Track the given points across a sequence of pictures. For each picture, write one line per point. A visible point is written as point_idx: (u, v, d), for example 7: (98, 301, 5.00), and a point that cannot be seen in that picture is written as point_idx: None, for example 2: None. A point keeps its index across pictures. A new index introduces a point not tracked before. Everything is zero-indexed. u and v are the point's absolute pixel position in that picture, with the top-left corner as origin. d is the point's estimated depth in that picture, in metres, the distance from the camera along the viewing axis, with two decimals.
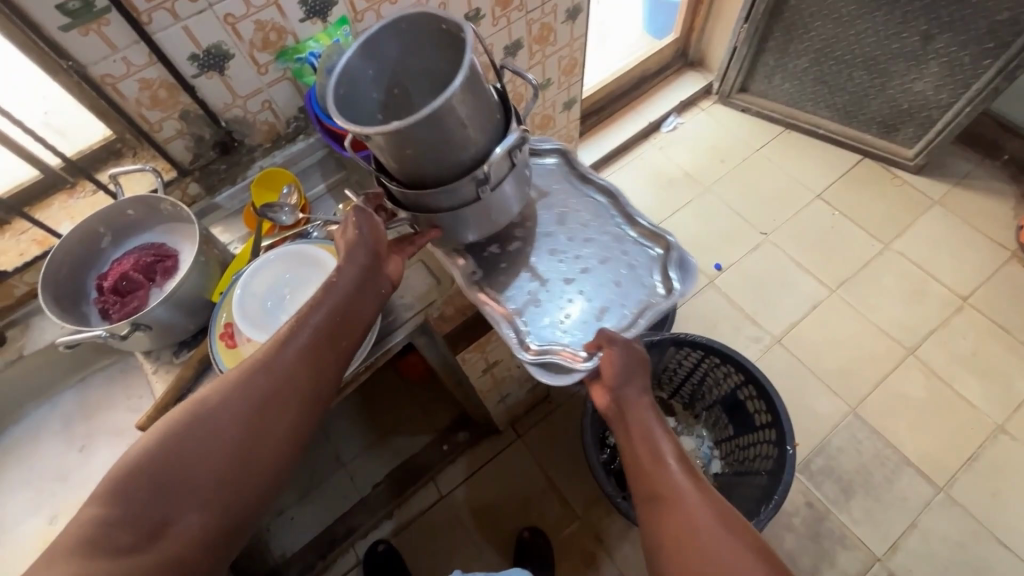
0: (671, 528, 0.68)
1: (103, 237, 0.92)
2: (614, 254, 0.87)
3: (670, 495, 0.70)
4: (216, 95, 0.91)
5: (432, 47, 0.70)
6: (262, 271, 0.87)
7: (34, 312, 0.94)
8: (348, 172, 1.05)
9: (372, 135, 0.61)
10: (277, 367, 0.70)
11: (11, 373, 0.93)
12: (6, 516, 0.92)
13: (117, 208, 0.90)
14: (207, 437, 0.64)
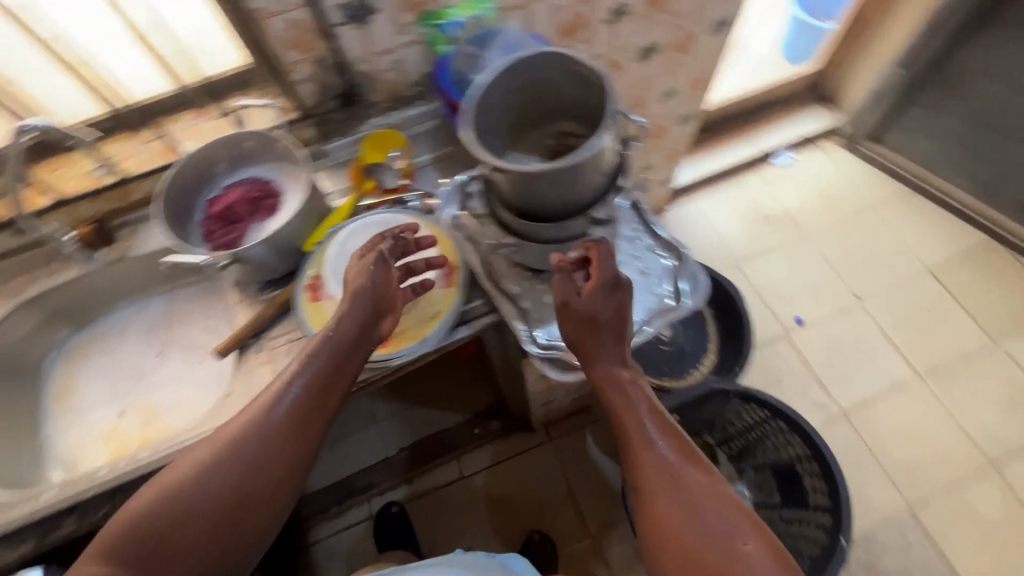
0: (673, 531, 0.62)
1: (218, 164, 0.94)
2: (627, 259, 0.83)
3: (666, 490, 0.64)
4: (353, 47, 0.91)
5: (559, 83, 0.75)
6: (358, 232, 0.89)
7: (144, 218, 0.99)
8: (457, 148, 1.04)
9: (507, 173, 0.67)
10: (268, 417, 0.69)
11: (112, 271, 0.98)
12: (81, 399, 0.98)
13: (236, 138, 0.92)
14: (192, 492, 0.64)
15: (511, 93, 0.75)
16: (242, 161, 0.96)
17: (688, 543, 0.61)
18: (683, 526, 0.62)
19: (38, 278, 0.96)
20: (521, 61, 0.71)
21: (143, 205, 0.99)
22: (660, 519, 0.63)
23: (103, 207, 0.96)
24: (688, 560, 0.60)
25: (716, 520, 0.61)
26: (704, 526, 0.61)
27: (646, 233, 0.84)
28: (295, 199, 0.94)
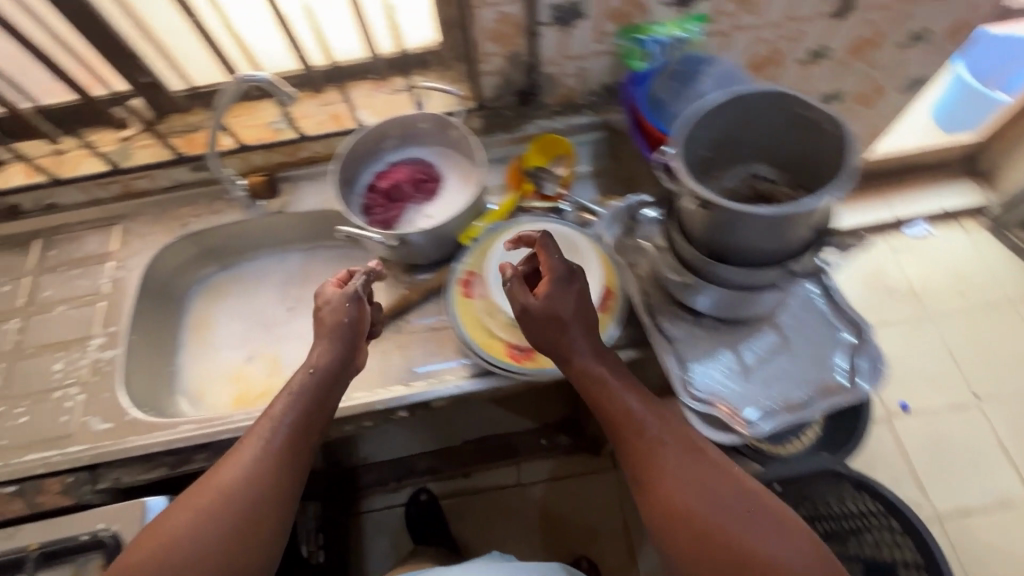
0: (693, 531, 0.60)
1: (387, 140, 0.94)
2: (799, 324, 0.76)
3: (677, 483, 0.62)
4: (549, 48, 0.89)
5: (774, 124, 0.69)
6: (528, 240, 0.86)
7: (305, 177, 1.01)
8: (618, 166, 1.01)
9: (713, 208, 0.61)
10: (255, 450, 0.68)
11: (266, 222, 1.01)
12: (213, 337, 1.01)
13: (412, 119, 0.91)
14: (181, 530, 0.61)
15: (719, 127, 0.69)
16: (410, 140, 0.95)
17: (710, 536, 0.59)
18: (705, 521, 0.60)
19: (202, 215, 1.00)
20: (744, 95, 0.65)
21: (306, 163, 1.02)
22: (681, 517, 0.61)
23: (273, 160, 1.00)
24: (719, 556, 0.58)
25: (731, 507, 0.61)
26: (725, 516, 0.60)
27: (821, 300, 0.78)
28: (457, 190, 0.93)
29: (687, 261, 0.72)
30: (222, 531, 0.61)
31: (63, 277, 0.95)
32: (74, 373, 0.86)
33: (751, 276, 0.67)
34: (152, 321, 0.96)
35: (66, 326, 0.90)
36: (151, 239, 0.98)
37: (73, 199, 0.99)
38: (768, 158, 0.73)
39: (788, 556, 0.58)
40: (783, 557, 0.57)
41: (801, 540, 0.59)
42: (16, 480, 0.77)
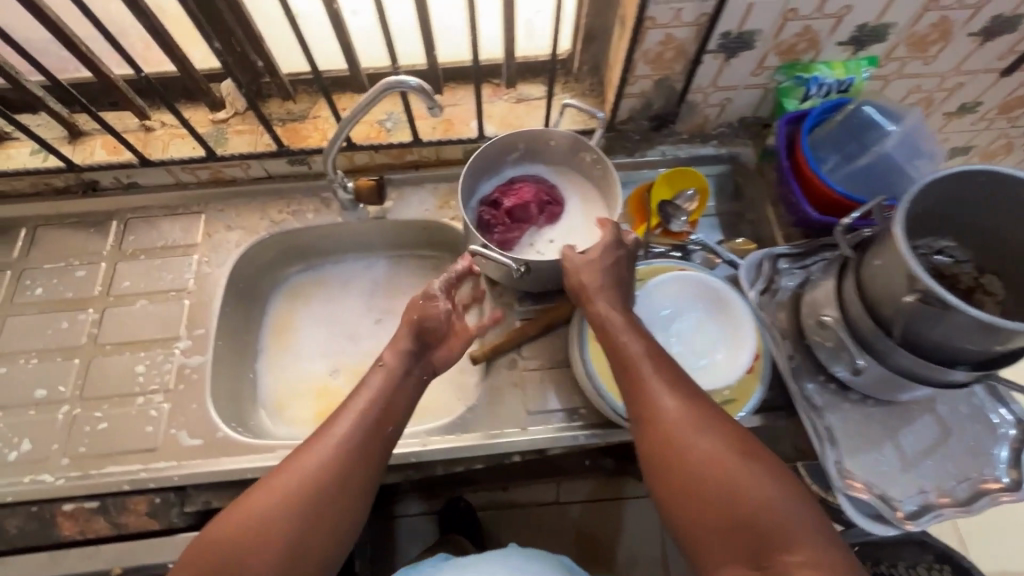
0: (688, 475, 0.56)
1: (514, 153, 0.87)
2: (957, 414, 0.72)
3: (670, 422, 0.58)
4: (703, 75, 0.81)
5: (987, 205, 0.64)
6: (681, 288, 0.77)
7: (409, 181, 0.93)
8: (745, 207, 0.94)
9: (935, 302, 0.57)
10: (333, 442, 0.59)
11: (362, 226, 0.94)
12: (295, 344, 0.94)
13: (547, 135, 0.83)
14: (253, 517, 0.53)
15: (929, 198, 0.65)
16: (537, 156, 0.87)
17: (701, 477, 0.55)
18: (696, 463, 0.56)
19: (294, 211, 0.92)
20: (976, 171, 0.61)
21: (410, 167, 0.94)
22: (673, 459, 0.57)
23: (377, 160, 0.92)
24: (708, 500, 0.54)
25: (723, 448, 0.56)
26: (717, 460, 0.55)
27: (983, 389, 0.74)
28: (583, 218, 0.85)
29: (864, 335, 0.67)
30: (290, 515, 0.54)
31: (143, 266, 0.87)
32: (158, 378, 0.79)
33: (940, 371, 0.62)
34: (234, 322, 0.89)
35: (148, 323, 0.83)
36: (239, 233, 0.91)
37: (156, 181, 0.91)
38: (959, 235, 0.69)
39: (782, 508, 0.52)
40: (777, 509, 0.52)
41: (797, 495, 0.53)
42: (99, 495, 0.70)
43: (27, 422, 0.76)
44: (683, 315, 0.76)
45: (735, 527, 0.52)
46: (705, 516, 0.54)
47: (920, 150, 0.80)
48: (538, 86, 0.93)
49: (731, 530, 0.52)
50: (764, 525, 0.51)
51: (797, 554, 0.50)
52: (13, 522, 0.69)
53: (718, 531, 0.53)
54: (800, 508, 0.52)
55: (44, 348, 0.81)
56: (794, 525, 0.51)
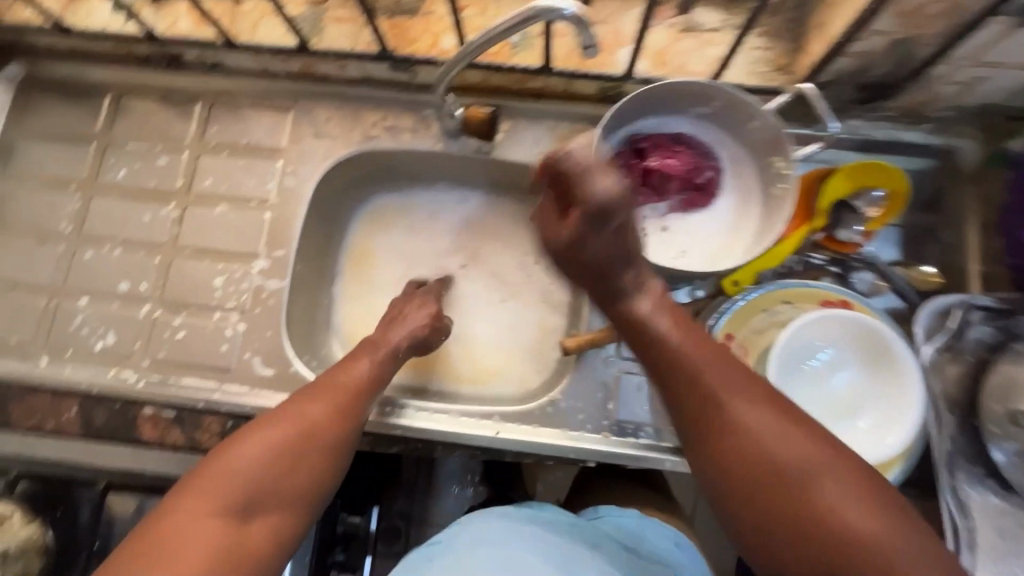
0: (748, 481, 0.45)
1: (703, 107, 0.69)
2: None
3: (713, 407, 0.47)
4: (964, 47, 0.58)
5: None
6: (839, 330, 0.61)
7: (525, 114, 0.77)
8: (942, 224, 0.73)
9: None
10: (325, 394, 0.59)
11: (464, 158, 0.80)
12: (374, 274, 0.87)
13: (752, 109, 0.65)
14: (270, 446, 0.53)
15: None
16: (721, 125, 0.70)
17: (767, 479, 0.44)
18: (760, 466, 0.44)
19: (390, 126, 0.80)
20: None
21: (531, 96, 0.77)
22: (732, 460, 0.45)
23: (491, 80, 0.76)
24: (776, 510, 0.43)
25: (787, 440, 0.45)
26: (780, 454, 0.44)
27: None
28: (719, 227, 0.70)
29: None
30: (277, 448, 0.53)
31: (226, 164, 0.80)
32: (236, 296, 0.75)
33: None
34: (316, 243, 0.82)
35: (230, 232, 0.77)
36: (327, 144, 0.80)
37: (245, 65, 0.80)
38: None
39: (868, 517, 0.42)
40: (849, 491, 0.43)
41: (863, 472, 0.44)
42: (176, 406, 0.71)
43: (112, 314, 0.75)
44: (837, 367, 0.62)
45: (812, 545, 0.42)
46: (780, 532, 0.43)
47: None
48: (714, 15, 0.71)
49: (810, 551, 0.42)
50: (851, 542, 0.41)
51: (883, 541, 0.41)
52: (99, 414, 0.71)
53: (797, 549, 0.43)
54: (886, 505, 0.42)
55: (127, 240, 0.78)
56: (889, 543, 0.41)
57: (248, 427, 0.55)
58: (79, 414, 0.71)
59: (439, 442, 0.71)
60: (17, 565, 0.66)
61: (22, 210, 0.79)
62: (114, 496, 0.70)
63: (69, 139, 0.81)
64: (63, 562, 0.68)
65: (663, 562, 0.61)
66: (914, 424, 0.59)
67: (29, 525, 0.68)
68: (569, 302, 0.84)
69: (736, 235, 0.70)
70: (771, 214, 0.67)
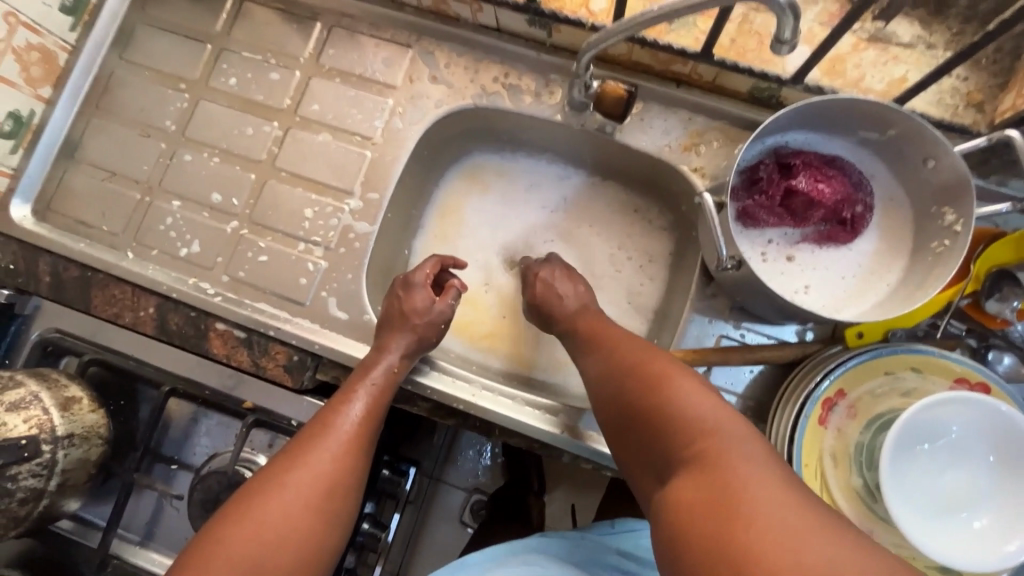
0: (617, 393, 0.53)
1: (873, 132, 0.61)
2: None
3: (596, 354, 0.59)
4: None
5: None
6: (969, 417, 0.54)
7: (660, 100, 0.70)
8: None
9: None
10: (323, 435, 0.57)
11: (581, 134, 0.75)
12: (458, 235, 0.83)
13: (936, 150, 0.56)
14: (284, 504, 0.52)
15: None
16: (887, 157, 0.62)
17: (629, 385, 0.52)
18: (627, 381, 0.52)
19: (510, 86, 0.74)
20: None
21: (670, 80, 0.70)
22: (611, 381, 0.54)
23: (635, 56, 0.68)
24: (634, 417, 0.50)
25: (643, 367, 0.52)
26: (647, 369, 0.52)
27: None
28: (852, 270, 0.63)
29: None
30: (274, 503, 0.52)
31: (335, 91, 0.76)
32: (323, 232, 0.73)
33: None
34: (408, 193, 0.79)
35: (328, 164, 0.75)
36: (443, 91, 0.75)
37: None
38: None
39: (704, 415, 0.46)
40: (692, 415, 0.46)
41: (716, 404, 0.47)
42: (248, 329, 0.71)
43: (201, 223, 0.74)
44: (957, 457, 0.55)
45: (661, 441, 0.47)
46: (636, 437, 0.50)
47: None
48: (911, 26, 0.61)
49: (656, 453, 0.48)
50: (688, 431, 0.46)
51: (724, 459, 0.43)
52: (173, 319, 0.71)
53: (647, 450, 0.49)
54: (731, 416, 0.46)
55: (227, 150, 0.76)
56: (725, 432, 0.45)
57: (254, 478, 0.54)
58: (155, 315, 0.71)
59: (496, 426, 0.68)
60: (80, 451, 0.64)
61: (130, 99, 0.78)
62: (173, 400, 0.71)
63: (185, 35, 0.79)
64: (118, 454, 0.70)
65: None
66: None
67: (95, 413, 0.66)
68: (655, 308, 0.79)
69: (870, 283, 0.62)
70: (922, 268, 0.60)
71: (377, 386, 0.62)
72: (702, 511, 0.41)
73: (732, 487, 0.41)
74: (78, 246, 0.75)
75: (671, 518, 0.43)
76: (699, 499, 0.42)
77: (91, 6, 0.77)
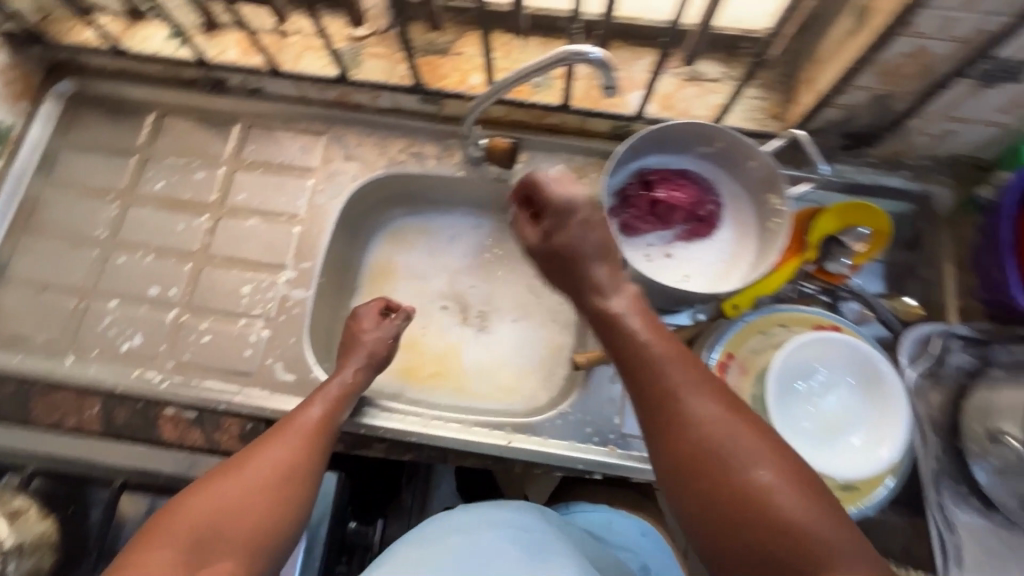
0: (726, 498, 0.44)
1: (706, 147, 0.76)
2: None
3: (687, 429, 0.46)
4: (938, 101, 0.66)
5: None
6: (826, 348, 0.66)
7: (542, 147, 0.84)
8: (919, 261, 0.80)
9: None
10: (285, 431, 0.61)
11: (481, 184, 0.86)
12: (391, 291, 0.90)
13: (749, 152, 0.72)
14: (246, 482, 0.56)
15: None
16: (723, 165, 0.77)
17: (747, 506, 0.43)
18: (705, 465, 0.45)
19: (415, 153, 0.86)
20: None
21: (546, 130, 0.84)
22: (683, 458, 0.46)
23: (512, 115, 0.83)
24: (722, 512, 0.44)
25: (758, 463, 0.44)
26: (729, 457, 0.44)
27: None
28: (720, 255, 0.76)
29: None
30: (235, 480, 0.55)
31: (259, 180, 0.85)
32: (262, 304, 0.79)
33: None
34: (339, 259, 0.87)
35: (259, 243, 0.82)
36: (356, 166, 0.86)
37: (283, 92, 0.87)
38: None
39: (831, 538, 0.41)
40: (825, 540, 0.41)
41: (837, 518, 0.43)
42: (198, 407, 0.74)
43: (141, 316, 0.78)
44: (831, 388, 0.66)
45: (778, 556, 0.41)
46: (744, 552, 0.43)
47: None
48: (715, 66, 0.79)
49: (775, 569, 0.41)
50: (825, 569, 0.40)
51: None
52: (120, 412, 0.74)
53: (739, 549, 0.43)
54: (833, 514, 0.42)
55: (160, 247, 0.82)
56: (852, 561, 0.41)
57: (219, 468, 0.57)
58: (101, 412, 0.73)
59: (451, 449, 0.74)
60: (31, 561, 0.64)
61: (59, 215, 0.83)
62: None
63: (109, 152, 0.86)
64: None
65: (631, 552, 0.76)
66: (891, 456, 0.63)
67: (45, 520, 0.66)
68: (576, 321, 0.88)
69: (733, 264, 0.76)
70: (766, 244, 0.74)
71: (333, 398, 0.67)
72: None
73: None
74: (14, 359, 0.76)
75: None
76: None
77: (13, 137, 0.83)
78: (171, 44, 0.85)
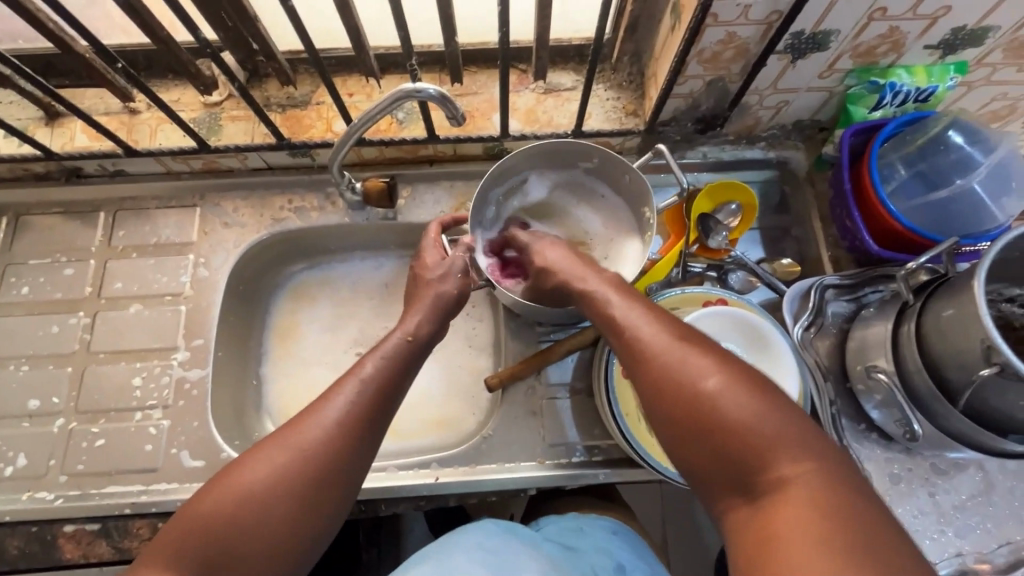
0: (667, 393, 0.48)
1: (587, 163, 0.78)
2: (992, 472, 0.69)
3: (639, 345, 0.51)
4: (762, 77, 0.71)
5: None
6: (707, 321, 0.70)
7: (421, 179, 0.85)
8: (790, 223, 0.85)
9: (989, 372, 0.53)
10: (319, 424, 0.52)
11: (370, 226, 0.86)
12: (301, 349, 0.88)
13: (622, 166, 0.74)
14: (285, 477, 0.49)
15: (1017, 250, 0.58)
16: (607, 178, 0.79)
17: (682, 398, 0.47)
18: (661, 381, 0.48)
19: (297, 207, 0.84)
20: None
21: (423, 162, 0.86)
22: (646, 374, 0.50)
23: (386, 154, 0.84)
24: (683, 419, 0.46)
25: (696, 363, 0.48)
26: (674, 367, 0.48)
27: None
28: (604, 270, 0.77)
29: (917, 394, 0.61)
30: (246, 484, 0.48)
31: (134, 264, 0.81)
32: (156, 393, 0.75)
33: (998, 440, 0.57)
34: (236, 327, 0.84)
35: (145, 331, 0.78)
36: (237, 232, 0.83)
37: (145, 170, 0.84)
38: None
39: (766, 424, 0.44)
40: (759, 428, 0.43)
41: (778, 407, 0.44)
42: (100, 518, 0.69)
43: (22, 434, 0.73)
44: None
45: (714, 442, 0.45)
46: (693, 441, 0.46)
47: (1009, 183, 0.72)
48: (568, 76, 0.83)
49: (720, 459, 0.44)
50: (751, 446, 0.43)
51: (793, 470, 0.42)
52: (13, 542, 0.68)
53: (700, 454, 0.46)
54: (788, 418, 0.44)
55: (35, 355, 0.76)
56: (789, 441, 0.43)
57: (240, 466, 0.50)
58: None
59: (380, 498, 0.73)
60: None
61: None
62: None
63: None
64: None
65: (603, 556, 0.68)
66: None
67: None
68: (492, 341, 0.88)
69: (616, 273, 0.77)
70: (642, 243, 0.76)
71: (385, 380, 0.58)
72: (791, 543, 0.39)
73: (818, 513, 0.39)
74: None
75: (756, 539, 0.41)
76: (789, 529, 0.39)
77: None
78: (10, 142, 0.81)
